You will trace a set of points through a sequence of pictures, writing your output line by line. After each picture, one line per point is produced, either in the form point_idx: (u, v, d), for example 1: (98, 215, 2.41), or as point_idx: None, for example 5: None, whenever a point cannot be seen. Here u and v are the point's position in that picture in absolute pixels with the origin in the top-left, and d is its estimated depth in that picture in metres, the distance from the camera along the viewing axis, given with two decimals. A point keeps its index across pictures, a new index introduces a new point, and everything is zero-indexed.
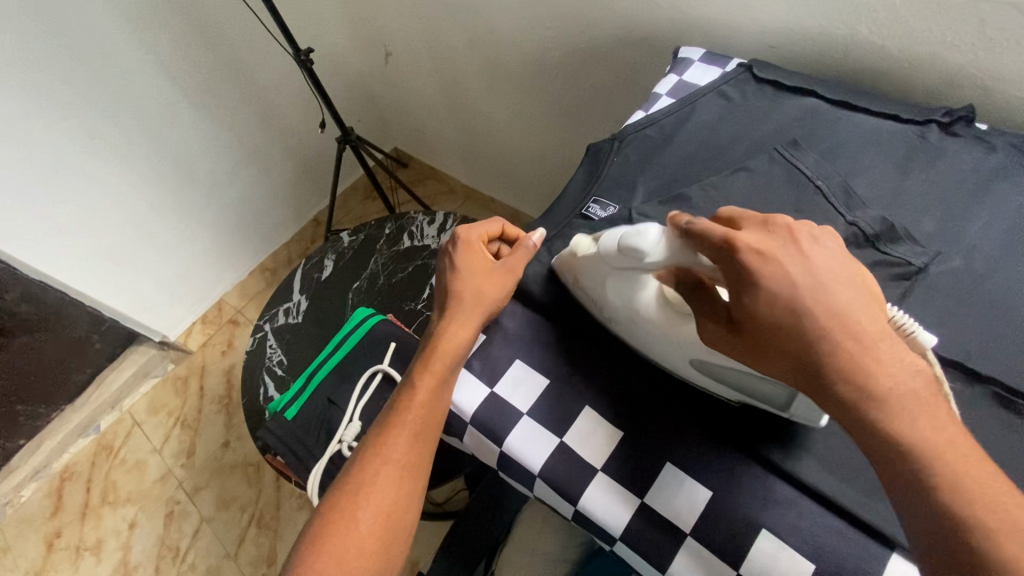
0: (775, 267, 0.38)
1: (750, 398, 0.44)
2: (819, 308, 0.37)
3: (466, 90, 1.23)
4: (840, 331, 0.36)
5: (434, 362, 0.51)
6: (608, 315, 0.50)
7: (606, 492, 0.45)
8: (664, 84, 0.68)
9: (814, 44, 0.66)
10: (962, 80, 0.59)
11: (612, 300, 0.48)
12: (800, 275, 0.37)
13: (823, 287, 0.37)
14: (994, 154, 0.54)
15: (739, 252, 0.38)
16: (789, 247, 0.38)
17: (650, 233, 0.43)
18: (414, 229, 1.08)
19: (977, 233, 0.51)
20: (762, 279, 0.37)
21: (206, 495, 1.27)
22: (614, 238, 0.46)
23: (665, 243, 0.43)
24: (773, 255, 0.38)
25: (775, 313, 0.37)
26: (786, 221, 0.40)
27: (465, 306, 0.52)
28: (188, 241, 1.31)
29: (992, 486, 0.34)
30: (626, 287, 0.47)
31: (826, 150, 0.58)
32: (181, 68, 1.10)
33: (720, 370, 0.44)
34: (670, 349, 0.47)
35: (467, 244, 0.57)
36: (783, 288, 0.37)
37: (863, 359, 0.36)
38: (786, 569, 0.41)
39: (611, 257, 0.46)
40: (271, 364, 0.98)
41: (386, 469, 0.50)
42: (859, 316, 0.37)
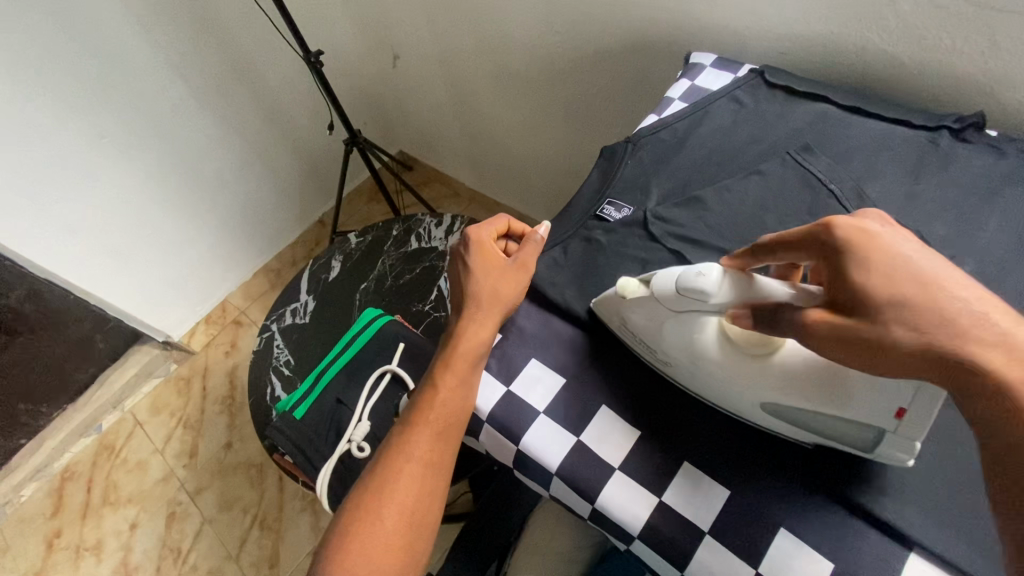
0: (875, 241, 0.36)
1: (827, 439, 0.43)
2: (928, 282, 0.34)
3: (474, 93, 1.23)
4: (957, 304, 0.33)
5: (454, 360, 0.51)
6: (663, 357, 0.48)
7: (624, 491, 0.45)
8: (676, 89, 0.69)
9: (825, 51, 0.67)
10: (972, 87, 0.60)
11: (669, 342, 0.47)
12: (903, 250, 0.36)
13: (939, 265, 0.35)
14: (1004, 160, 0.55)
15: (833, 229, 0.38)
16: (887, 229, 0.37)
17: (711, 273, 0.43)
18: (422, 230, 1.08)
19: (989, 237, 0.51)
20: (869, 254, 0.36)
21: (209, 496, 1.26)
22: (669, 279, 0.45)
23: (727, 282, 0.43)
24: (874, 232, 0.37)
25: (879, 284, 0.35)
26: (881, 218, 0.40)
27: (484, 304, 0.53)
28: (194, 241, 1.31)
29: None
30: (684, 330, 0.46)
31: (839, 154, 0.58)
32: (190, 69, 1.11)
33: (793, 412, 0.43)
34: (738, 393, 0.45)
35: (479, 240, 0.57)
36: (894, 262, 0.35)
37: (987, 332, 0.32)
38: (805, 569, 0.41)
39: (672, 297, 0.45)
40: (278, 364, 0.98)
41: (409, 467, 0.50)
42: (975, 293, 0.34)
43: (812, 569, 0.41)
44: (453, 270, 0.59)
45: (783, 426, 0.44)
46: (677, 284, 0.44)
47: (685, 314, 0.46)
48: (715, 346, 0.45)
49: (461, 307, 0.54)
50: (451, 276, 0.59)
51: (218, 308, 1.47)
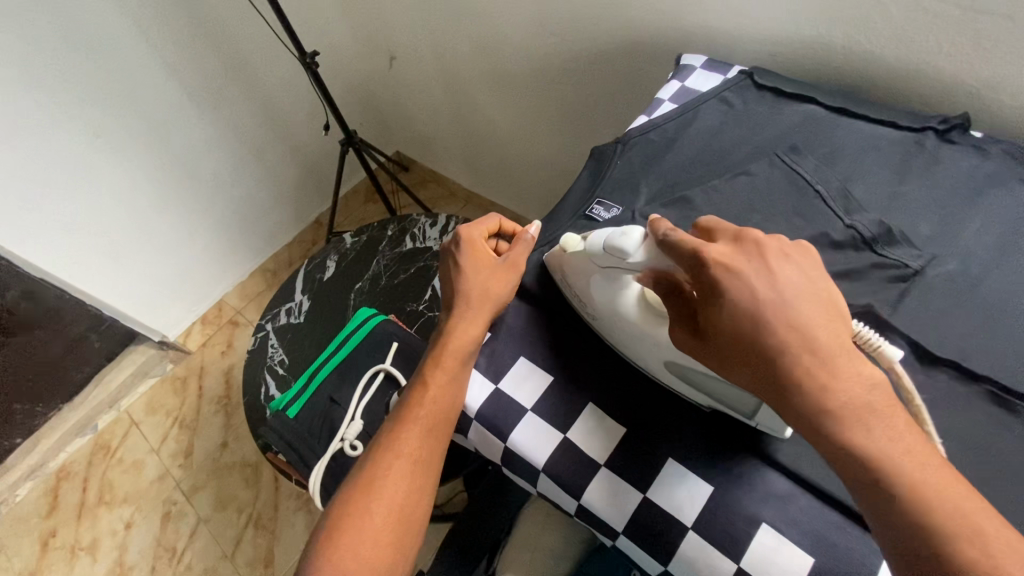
0: (739, 281, 0.38)
1: (720, 404, 0.46)
2: (780, 324, 0.37)
3: (469, 94, 1.24)
4: (799, 346, 0.37)
5: (443, 357, 0.52)
6: (591, 311, 0.51)
7: (610, 487, 0.46)
8: (667, 90, 0.70)
9: (814, 53, 0.68)
10: (957, 89, 0.61)
11: (595, 297, 0.50)
12: (764, 290, 0.38)
13: (788, 304, 0.37)
14: (988, 160, 0.55)
15: (707, 267, 0.39)
16: (754, 263, 0.39)
17: (633, 235, 0.45)
18: (416, 230, 1.09)
19: (972, 237, 0.52)
20: (728, 292, 0.38)
21: (204, 496, 1.26)
22: (600, 239, 0.47)
23: (645, 248, 0.45)
24: (737, 268, 0.39)
25: (734, 325, 0.38)
26: (756, 236, 0.40)
27: (474, 302, 0.54)
28: (190, 241, 1.32)
29: (951, 492, 0.34)
30: (609, 288, 0.49)
31: (825, 155, 0.59)
32: (186, 69, 1.11)
33: (695, 373, 0.46)
34: (646, 350, 0.48)
35: (471, 240, 0.58)
36: (745, 299, 0.38)
37: (818, 372, 0.36)
38: (787, 563, 0.41)
39: (596, 257, 0.48)
40: (273, 363, 0.99)
41: (398, 463, 0.51)
42: (817, 328, 0.37)
43: (794, 564, 0.41)
44: (444, 268, 0.59)
45: (686, 387, 0.47)
46: (603, 243, 0.47)
47: (609, 272, 0.48)
48: (633, 306, 0.48)
49: (452, 306, 0.55)
50: (442, 275, 0.59)
51: (214, 308, 1.47)
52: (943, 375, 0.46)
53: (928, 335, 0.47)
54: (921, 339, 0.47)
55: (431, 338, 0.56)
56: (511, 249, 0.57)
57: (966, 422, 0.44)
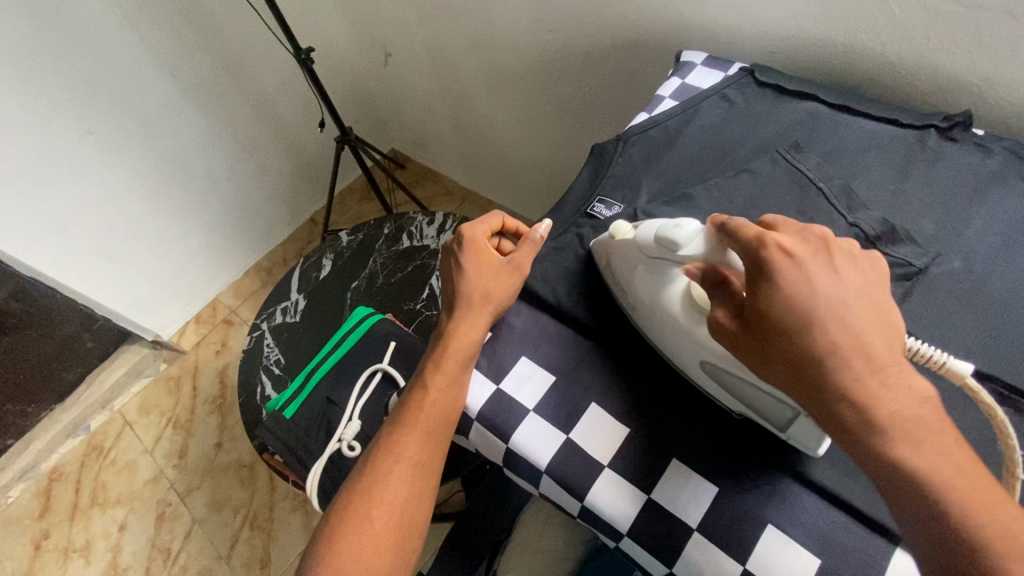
0: (800, 271, 0.38)
1: (751, 411, 0.45)
2: (832, 320, 0.37)
3: (467, 92, 1.23)
4: (853, 349, 0.36)
5: (444, 359, 0.52)
6: (630, 302, 0.51)
7: (614, 488, 0.45)
8: (667, 87, 0.69)
9: (814, 50, 0.67)
10: (959, 86, 0.60)
11: (639, 290, 0.49)
12: (824, 285, 0.38)
13: (845, 304, 0.37)
14: (990, 158, 0.55)
15: (769, 250, 0.39)
16: (820, 259, 0.39)
17: (688, 226, 0.45)
18: (413, 228, 1.08)
19: (976, 235, 0.52)
20: (782, 282, 0.38)
21: (198, 496, 1.25)
22: (650, 229, 0.48)
23: (702, 239, 0.45)
24: (799, 260, 0.38)
25: (785, 318, 0.38)
26: (825, 234, 0.40)
27: (476, 304, 0.53)
28: (184, 240, 1.30)
29: (998, 509, 0.34)
30: (655, 281, 0.48)
31: (827, 152, 0.59)
32: (180, 66, 1.10)
33: (727, 375, 0.45)
34: (684, 344, 0.47)
35: (473, 241, 0.57)
36: (800, 293, 0.38)
37: (870, 379, 0.36)
38: (793, 565, 0.41)
39: (648, 245, 0.48)
40: (269, 363, 0.98)
41: (398, 466, 0.50)
42: (869, 335, 0.37)
43: (800, 565, 0.41)
44: (446, 267, 0.59)
45: (715, 387, 0.46)
46: (656, 233, 0.47)
47: (657, 263, 0.48)
48: (676, 302, 0.47)
49: (453, 308, 0.55)
50: (444, 274, 0.59)
51: (209, 307, 1.46)
52: (948, 374, 0.46)
53: (932, 334, 0.47)
54: (925, 338, 0.47)
55: (431, 339, 0.55)
56: (517, 250, 0.56)
57: (970, 421, 0.44)
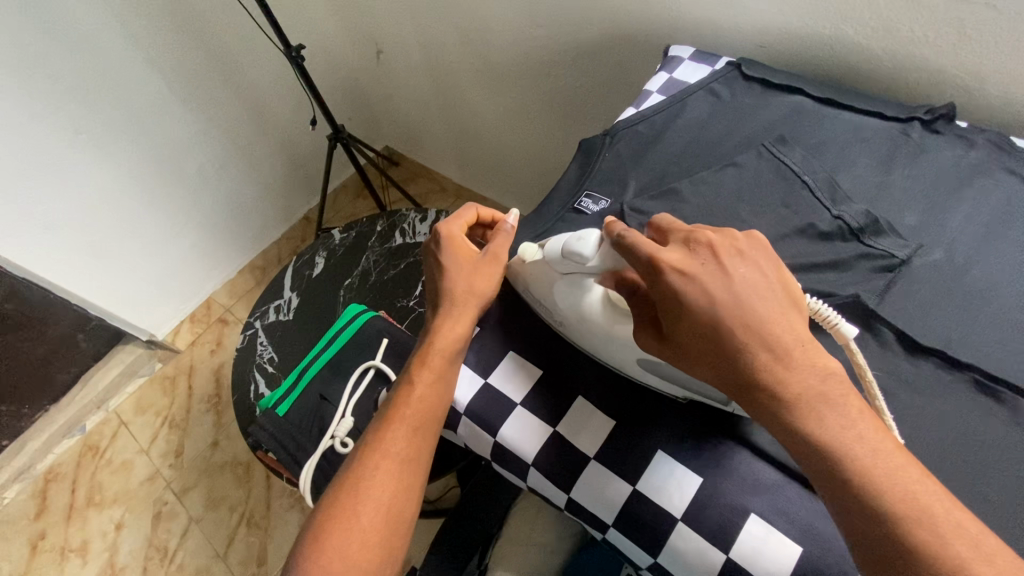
0: (697, 284, 0.39)
1: (696, 394, 0.46)
2: (735, 324, 0.38)
3: (458, 88, 1.22)
4: (756, 343, 0.38)
5: (429, 355, 0.51)
6: (559, 318, 0.51)
7: (599, 479, 0.46)
8: (655, 81, 0.69)
9: (801, 45, 0.68)
10: (944, 79, 0.61)
11: (563, 305, 0.49)
12: (720, 293, 0.39)
13: (741, 302, 0.38)
14: (973, 150, 0.56)
15: (661, 272, 0.39)
16: (709, 266, 0.39)
17: (590, 239, 0.45)
18: (406, 225, 1.08)
19: (957, 226, 0.52)
20: (684, 298, 0.39)
21: (195, 495, 1.25)
22: (558, 244, 0.48)
23: (601, 249, 0.45)
24: (693, 273, 0.39)
25: (697, 327, 0.39)
26: (709, 238, 0.40)
27: (458, 300, 0.53)
28: (176, 240, 1.30)
29: (900, 472, 0.34)
30: (575, 293, 0.48)
31: (813, 145, 0.59)
32: (170, 64, 1.09)
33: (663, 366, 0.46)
34: (619, 352, 0.48)
35: (456, 237, 0.57)
36: (703, 304, 0.38)
37: (775, 367, 0.37)
38: (775, 552, 0.42)
39: (558, 262, 0.47)
40: (262, 361, 0.98)
41: (386, 463, 0.50)
42: (766, 324, 0.38)
43: (782, 553, 0.42)
44: (428, 267, 0.59)
45: (659, 379, 0.47)
46: (562, 248, 0.47)
47: (571, 279, 0.48)
48: (597, 311, 0.48)
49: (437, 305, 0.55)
50: (426, 274, 0.59)
51: (203, 306, 1.46)
52: (929, 364, 0.46)
53: (914, 325, 0.48)
54: (909, 330, 0.48)
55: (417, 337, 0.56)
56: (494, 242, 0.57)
57: (949, 410, 0.45)
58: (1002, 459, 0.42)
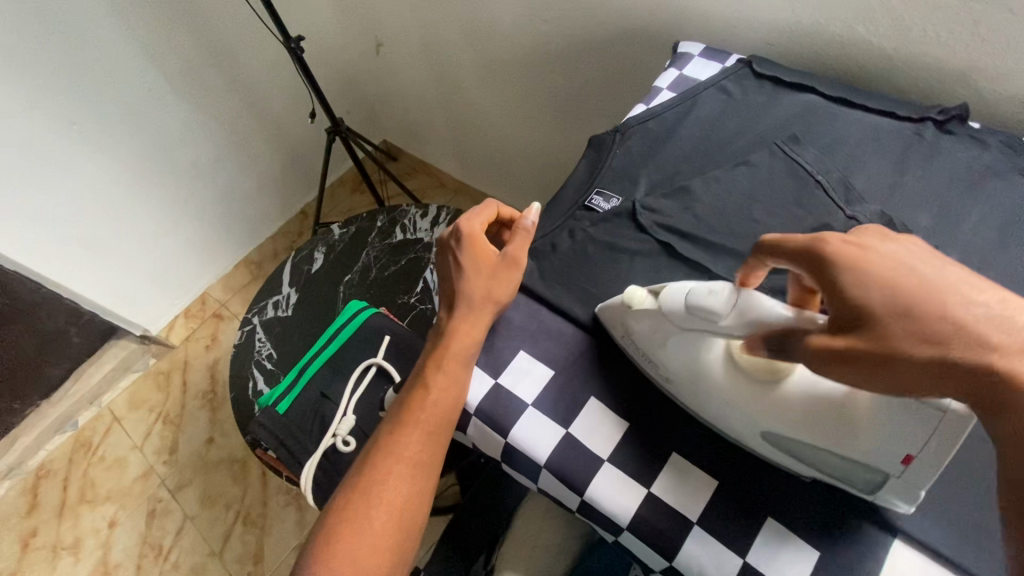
0: (879, 253, 0.35)
1: (833, 476, 0.42)
2: (945, 292, 0.32)
3: (460, 81, 1.21)
4: (990, 320, 0.31)
5: (443, 359, 0.51)
6: (665, 375, 0.47)
7: (612, 482, 0.45)
8: (665, 78, 0.68)
9: (813, 43, 0.67)
10: (956, 79, 0.60)
11: (674, 360, 0.46)
12: (910, 261, 0.34)
13: (940, 274, 0.33)
14: (986, 152, 0.55)
15: (833, 244, 0.35)
16: (882, 239, 0.36)
17: (722, 292, 0.42)
18: (407, 221, 1.07)
19: (972, 228, 0.52)
20: (870, 266, 0.34)
21: (190, 492, 1.24)
22: (678, 295, 0.44)
23: (736, 300, 0.41)
24: (870, 246, 0.35)
25: (899, 302, 0.33)
26: (872, 226, 0.38)
27: (475, 303, 0.52)
28: (171, 233, 1.28)
29: None
30: (691, 348, 0.45)
31: (825, 144, 0.58)
32: (164, 53, 1.07)
33: (798, 446, 0.42)
34: (746, 420, 0.44)
35: (476, 234, 0.55)
36: (896, 273, 0.33)
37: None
38: (792, 555, 0.42)
39: (679, 313, 0.44)
40: (260, 358, 0.97)
41: (399, 468, 0.49)
42: (972, 288, 0.32)
43: (799, 556, 0.42)
44: (443, 263, 0.57)
45: (792, 460, 0.43)
46: (686, 299, 0.44)
47: (690, 334, 0.45)
48: (719, 371, 0.44)
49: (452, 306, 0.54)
50: (441, 271, 0.57)
51: (198, 301, 1.44)
52: None
53: None
54: None
55: (429, 337, 0.55)
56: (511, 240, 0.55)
57: None
58: None
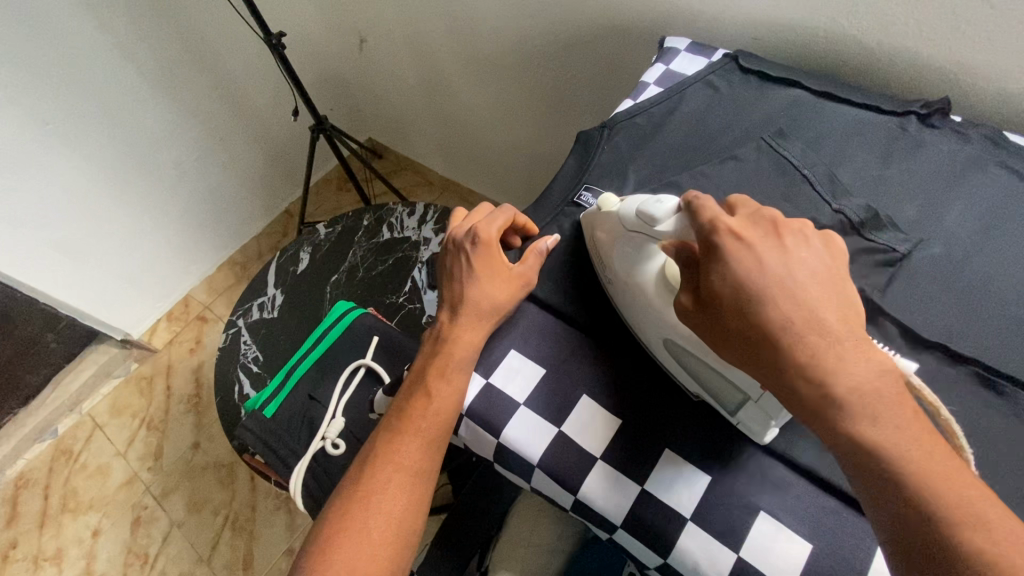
0: (749, 251, 0.39)
1: (708, 394, 0.46)
2: (780, 296, 0.37)
3: (445, 78, 1.20)
4: (802, 324, 0.37)
5: (445, 365, 0.50)
6: (609, 277, 0.51)
7: (606, 481, 0.45)
8: (652, 73, 0.68)
9: (798, 38, 0.67)
10: (939, 73, 0.61)
11: (616, 264, 0.50)
12: (773, 263, 0.38)
13: (791, 280, 0.38)
14: (968, 145, 0.56)
15: (718, 233, 0.40)
16: (768, 238, 0.39)
17: (666, 203, 0.45)
18: (393, 220, 1.05)
19: (955, 220, 0.52)
20: (731, 259, 0.39)
21: (176, 499, 1.21)
22: (633, 204, 0.48)
23: (676, 217, 0.45)
24: (749, 241, 0.39)
25: (736, 295, 0.38)
26: (776, 216, 0.41)
27: (479, 312, 0.52)
28: (152, 236, 1.25)
29: (959, 481, 0.33)
30: (633, 254, 0.49)
31: (811, 139, 0.59)
32: (142, 52, 1.04)
33: (686, 355, 0.46)
34: (649, 325, 0.47)
35: (488, 241, 0.54)
36: (748, 270, 0.38)
37: (825, 354, 0.36)
38: (784, 551, 0.42)
39: (628, 219, 0.48)
40: (246, 361, 0.95)
41: (397, 476, 0.49)
42: (806, 294, 0.37)
43: (793, 551, 0.41)
44: (452, 266, 0.56)
45: (681, 369, 0.47)
46: (637, 208, 0.47)
47: (636, 240, 0.48)
48: (650, 280, 0.47)
49: (454, 313, 0.53)
50: (449, 274, 0.56)
51: (181, 304, 1.41)
52: (931, 359, 0.47)
53: (916, 318, 0.48)
54: (911, 324, 0.48)
55: (429, 342, 0.54)
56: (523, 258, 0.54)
57: (952, 404, 0.45)
58: (1003, 451, 0.43)
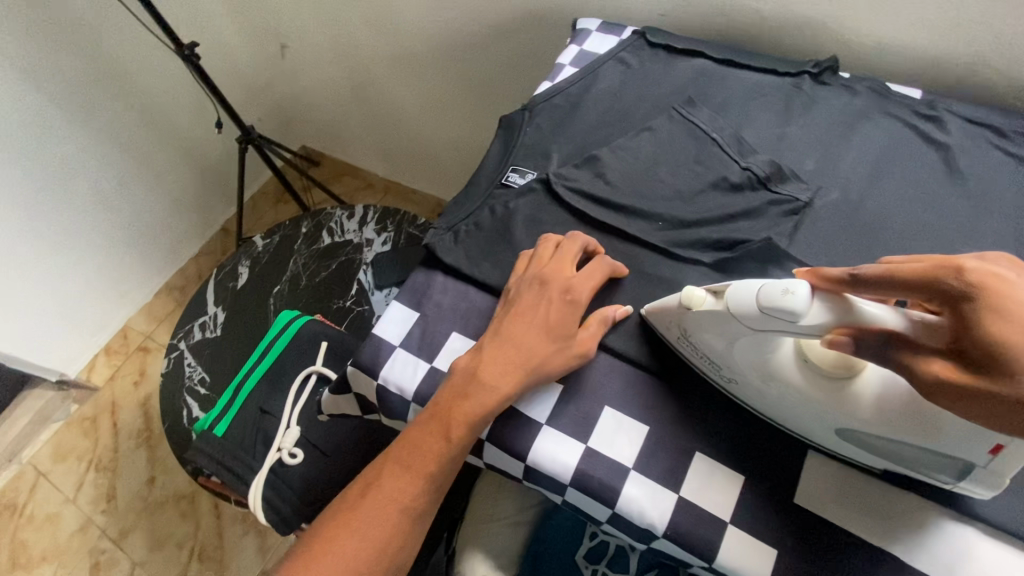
0: (1016, 286, 0.31)
1: (902, 466, 0.42)
2: None
3: (374, 79, 1.18)
4: None
5: (468, 415, 0.45)
6: (728, 375, 0.45)
7: (552, 444, 0.47)
8: (567, 55, 0.70)
9: (699, 12, 0.71)
10: (826, 35, 0.66)
11: (741, 362, 0.44)
12: None
13: None
14: (856, 97, 0.61)
15: (967, 272, 0.32)
16: (1012, 270, 0.33)
17: (801, 294, 0.38)
18: (333, 224, 1.04)
19: (849, 166, 0.57)
20: (1008, 296, 0.31)
21: (136, 538, 1.16)
22: (746, 298, 0.41)
23: (820, 306, 0.37)
24: (1006, 275, 0.32)
25: None
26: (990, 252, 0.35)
27: (525, 369, 0.47)
28: (75, 267, 1.17)
29: None
30: (759, 350, 0.43)
31: (718, 105, 0.62)
32: (45, 74, 0.99)
33: (873, 440, 0.41)
34: (814, 421, 0.43)
35: (562, 291, 0.49)
36: None
37: None
38: (720, 485, 0.45)
39: (751, 317, 0.41)
40: (192, 383, 0.92)
41: (394, 510, 0.46)
42: None
43: (726, 483, 0.45)
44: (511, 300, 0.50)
45: (863, 452, 0.43)
46: (757, 303, 0.40)
47: (762, 335, 0.42)
48: (793, 372, 0.42)
49: (494, 356, 0.47)
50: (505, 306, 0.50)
51: (119, 336, 1.34)
52: None
53: (821, 259, 0.51)
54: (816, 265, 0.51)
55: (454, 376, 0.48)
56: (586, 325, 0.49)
57: None
58: None
